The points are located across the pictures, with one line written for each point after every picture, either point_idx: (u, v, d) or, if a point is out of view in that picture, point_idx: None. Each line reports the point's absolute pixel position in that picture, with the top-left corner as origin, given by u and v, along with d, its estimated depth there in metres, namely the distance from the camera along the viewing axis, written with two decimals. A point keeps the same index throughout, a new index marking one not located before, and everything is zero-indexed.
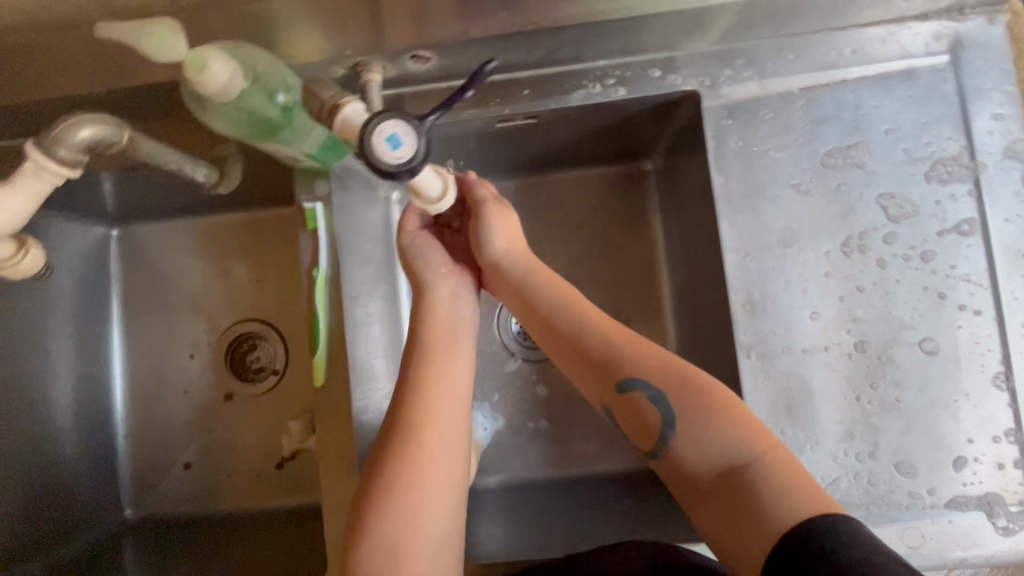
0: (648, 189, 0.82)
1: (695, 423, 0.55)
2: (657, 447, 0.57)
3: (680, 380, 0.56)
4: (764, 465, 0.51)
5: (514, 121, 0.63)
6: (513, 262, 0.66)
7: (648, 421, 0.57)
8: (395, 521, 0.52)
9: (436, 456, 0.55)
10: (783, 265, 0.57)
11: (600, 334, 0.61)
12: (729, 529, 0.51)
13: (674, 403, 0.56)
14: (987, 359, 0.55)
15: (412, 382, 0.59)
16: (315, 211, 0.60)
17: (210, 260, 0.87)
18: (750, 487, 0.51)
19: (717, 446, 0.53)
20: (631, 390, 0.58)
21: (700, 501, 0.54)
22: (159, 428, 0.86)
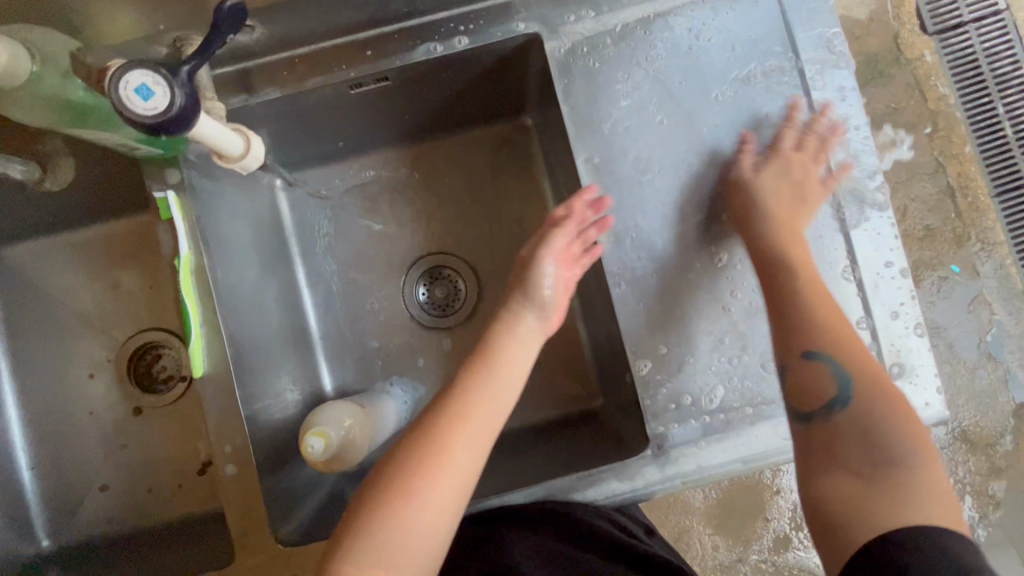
0: (532, 144, 0.83)
1: (873, 411, 0.52)
2: (814, 410, 0.53)
3: (871, 372, 0.53)
4: (915, 473, 0.49)
5: (368, 85, 0.63)
6: (768, 215, 0.59)
7: (823, 390, 0.54)
8: (385, 542, 0.49)
9: (449, 479, 0.52)
10: (641, 193, 0.59)
11: (813, 303, 0.56)
12: (846, 514, 0.48)
13: (855, 383, 0.53)
14: (834, 256, 0.59)
15: (459, 393, 0.56)
16: (167, 199, 0.58)
17: (97, 274, 0.84)
18: (901, 487, 0.48)
19: (879, 443, 0.50)
20: (816, 359, 0.54)
21: (830, 473, 0.51)
22: (67, 454, 0.82)
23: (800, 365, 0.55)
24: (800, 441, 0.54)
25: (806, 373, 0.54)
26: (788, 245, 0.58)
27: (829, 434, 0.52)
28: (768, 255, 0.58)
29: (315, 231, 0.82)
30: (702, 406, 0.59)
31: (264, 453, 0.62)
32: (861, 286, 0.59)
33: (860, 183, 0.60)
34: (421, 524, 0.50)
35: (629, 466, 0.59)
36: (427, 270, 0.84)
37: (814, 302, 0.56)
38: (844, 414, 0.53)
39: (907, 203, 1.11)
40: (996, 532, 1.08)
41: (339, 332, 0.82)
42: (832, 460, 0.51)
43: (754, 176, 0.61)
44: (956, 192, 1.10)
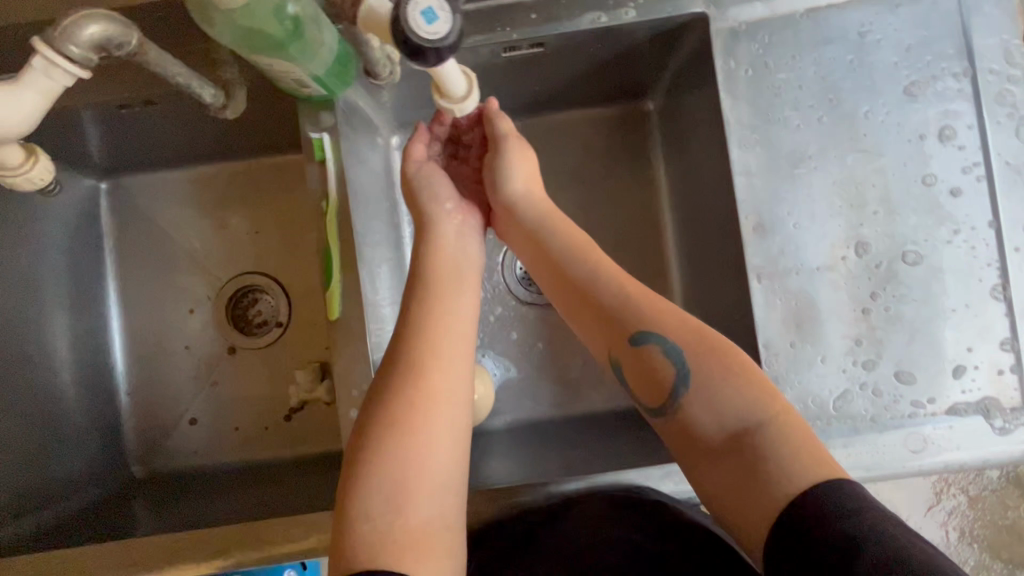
0: (649, 129, 0.83)
1: (708, 379, 0.56)
2: (665, 404, 0.58)
3: (696, 338, 0.58)
4: (773, 429, 0.53)
5: (519, 50, 0.63)
6: (529, 202, 0.69)
7: (658, 373, 0.58)
8: (400, 473, 0.53)
9: (437, 419, 0.56)
10: (792, 185, 0.58)
11: (615, 286, 0.62)
12: (738, 484, 0.53)
13: (683, 355, 0.57)
14: (985, 272, 0.57)
15: (420, 332, 0.60)
16: (323, 140, 0.58)
17: (206, 212, 0.85)
18: (760, 452, 0.52)
19: (730, 408, 0.55)
20: (646, 343, 0.59)
21: (707, 463, 0.55)
22: (161, 385, 0.84)
23: (629, 352, 0.60)
24: (664, 434, 0.58)
25: (637, 361, 0.59)
26: (550, 224, 0.67)
27: (682, 419, 0.57)
28: (545, 241, 0.66)
29: None
30: (830, 409, 0.57)
31: None
32: (1009, 307, 0.57)
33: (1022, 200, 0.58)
34: (428, 458, 0.54)
35: None
36: None
37: (620, 295, 0.61)
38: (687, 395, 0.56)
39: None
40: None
41: None
42: (702, 445, 0.55)
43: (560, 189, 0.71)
44: None
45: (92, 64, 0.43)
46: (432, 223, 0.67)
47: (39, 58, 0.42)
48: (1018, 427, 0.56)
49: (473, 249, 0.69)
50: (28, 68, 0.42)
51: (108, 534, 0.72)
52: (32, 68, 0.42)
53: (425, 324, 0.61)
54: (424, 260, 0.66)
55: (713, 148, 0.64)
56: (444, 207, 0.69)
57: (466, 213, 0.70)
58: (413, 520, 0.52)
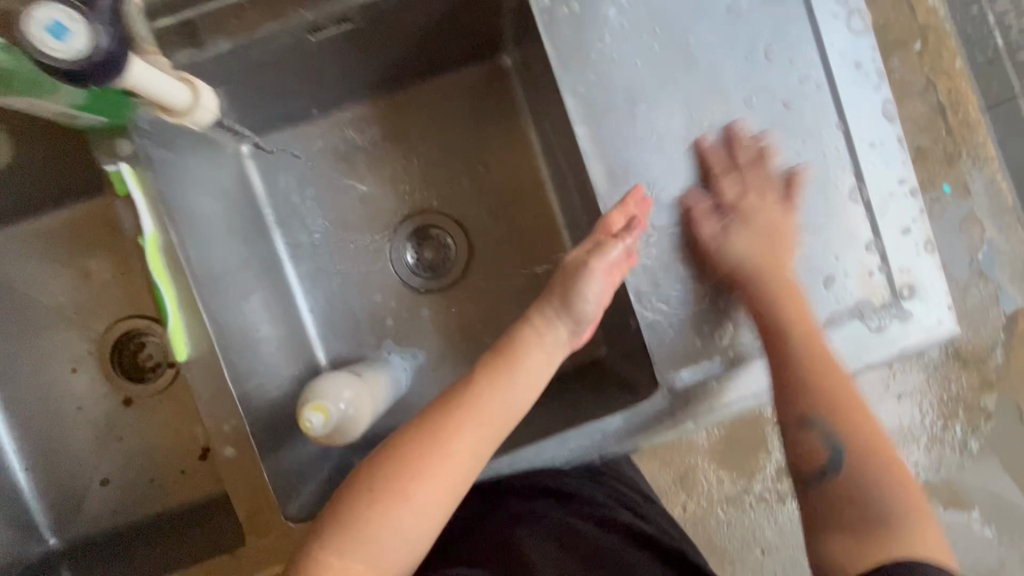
0: (511, 84, 0.78)
1: (859, 462, 0.56)
2: (823, 477, 0.57)
3: (866, 439, 0.57)
4: (908, 521, 0.53)
5: (328, 30, 0.58)
6: (746, 268, 0.57)
7: (817, 457, 0.57)
8: (377, 533, 0.49)
9: (435, 496, 0.51)
10: (635, 124, 0.55)
11: (831, 358, 0.56)
12: (848, 542, 0.53)
13: (847, 452, 0.56)
14: (840, 176, 0.56)
15: (465, 409, 0.53)
16: (121, 172, 0.53)
17: (63, 264, 0.79)
18: (893, 538, 0.52)
19: (875, 495, 0.55)
20: (813, 425, 0.57)
21: (826, 531, 0.55)
22: (61, 452, 0.80)
23: (796, 428, 0.58)
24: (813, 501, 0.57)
25: (804, 450, 0.58)
26: (783, 293, 0.55)
27: (834, 493, 0.56)
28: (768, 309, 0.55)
29: (290, 199, 0.78)
30: (711, 345, 0.57)
31: (262, 431, 0.60)
32: (869, 207, 0.57)
33: (864, 95, 0.56)
34: (408, 526, 0.50)
35: (641, 412, 0.58)
36: (414, 230, 0.79)
37: (808, 362, 0.55)
38: (840, 479, 0.56)
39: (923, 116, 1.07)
40: (997, 444, 1.08)
41: (328, 301, 0.78)
42: (836, 514, 0.55)
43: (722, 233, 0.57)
44: (950, 108, 1.06)
45: None
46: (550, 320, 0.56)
47: None
48: (891, 322, 0.57)
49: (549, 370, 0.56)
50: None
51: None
52: None
53: (472, 400, 0.53)
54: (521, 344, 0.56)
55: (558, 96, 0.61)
56: (557, 318, 0.56)
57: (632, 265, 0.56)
58: None
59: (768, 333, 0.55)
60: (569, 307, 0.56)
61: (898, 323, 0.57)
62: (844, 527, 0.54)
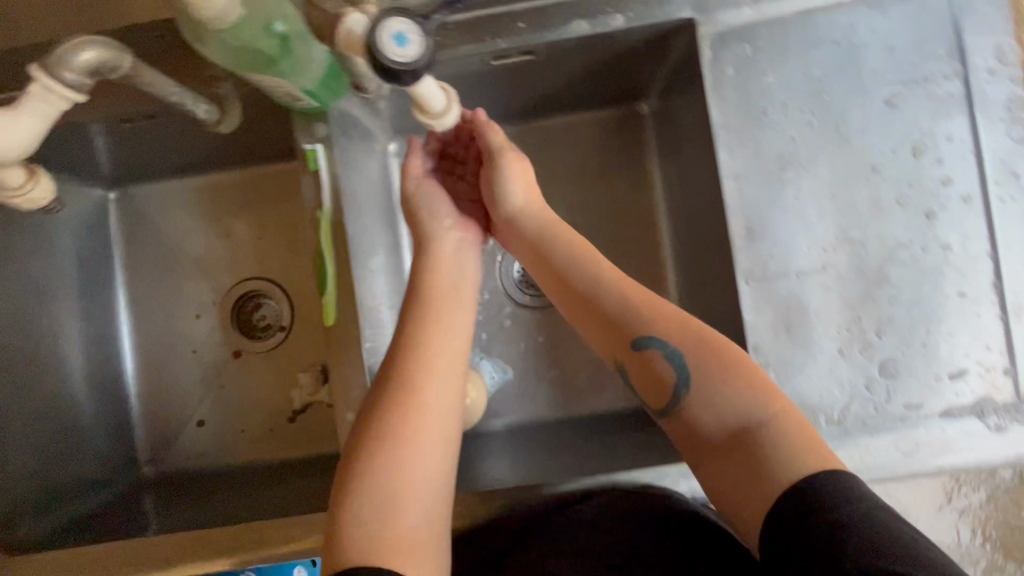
0: (644, 130, 0.83)
1: (711, 382, 0.56)
2: (668, 402, 0.58)
3: (698, 342, 0.57)
4: (773, 428, 0.53)
5: (510, 58, 0.63)
6: (524, 216, 0.69)
7: (659, 375, 0.59)
8: (382, 475, 0.53)
9: (424, 435, 0.56)
10: (781, 190, 0.58)
11: (615, 292, 0.62)
12: (736, 481, 0.53)
13: (688, 365, 0.57)
14: (979, 272, 0.57)
15: (412, 347, 0.60)
16: (315, 152, 0.59)
17: (210, 220, 0.87)
18: (759, 450, 0.52)
19: (730, 407, 0.55)
20: (649, 347, 0.59)
21: (707, 462, 0.55)
22: (170, 388, 0.87)
23: (632, 357, 0.61)
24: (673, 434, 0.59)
25: (641, 367, 0.60)
26: (550, 234, 0.67)
27: (687, 422, 0.57)
28: (551, 256, 0.66)
29: None
30: (824, 412, 0.58)
31: None
32: (1003, 309, 0.57)
33: (1014, 200, 0.57)
34: (416, 471, 0.54)
35: None
36: None
37: (619, 297, 0.62)
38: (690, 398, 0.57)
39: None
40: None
41: None
42: (707, 445, 0.56)
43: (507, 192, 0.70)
44: None
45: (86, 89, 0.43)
46: (429, 239, 0.69)
47: (39, 86, 0.41)
48: (1010, 424, 0.57)
49: (468, 272, 0.69)
50: (20, 97, 0.41)
51: (113, 535, 0.74)
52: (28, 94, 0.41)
53: (416, 340, 0.61)
54: (418, 276, 0.67)
55: (704, 151, 0.64)
56: (432, 230, 0.70)
57: (463, 229, 0.71)
58: (398, 528, 0.51)
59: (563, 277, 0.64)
60: (423, 221, 0.71)
61: (1018, 428, 0.57)
62: (721, 456, 0.55)
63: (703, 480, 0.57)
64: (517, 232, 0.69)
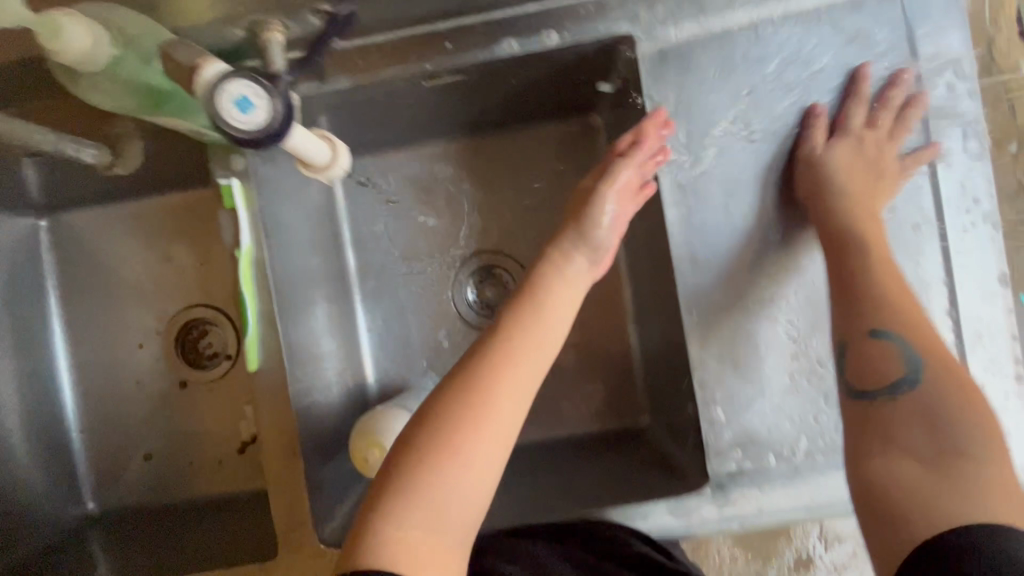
0: (599, 143, 0.79)
1: (937, 396, 0.49)
2: (870, 393, 0.51)
3: (933, 344, 0.51)
4: (995, 472, 0.45)
5: (441, 78, 0.59)
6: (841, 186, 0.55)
7: (883, 371, 0.51)
8: (430, 488, 0.48)
9: (485, 455, 0.49)
10: (726, 217, 0.55)
11: (887, 276, 0.53)
12: (909, 497, 0.46)
13: (922, 363, 0.50)
14: (934, 299, 0.54)
15: (502, 347, 0.53)
16: (231, 186, 0.56)
17: (149, 245, 0.83)
18: (959, 476, 0.45)
19: (944, 435, 0.48)
20: (884, 338, 0.52)
21: (875, 462, 0.49)
22: (115, 421, 0.84)
23: (864, 342, 0.52)
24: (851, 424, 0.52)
25: (868, 355, 0.52)
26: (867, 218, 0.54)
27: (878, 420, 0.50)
28: (835, 211, 0.55)
29: (367, 220, 0.80)
30: (772, 447, 0.55)
31: (311, 450, 0.62)
32: (959, 337, 0.54)
33: (968, 222, 0.54)
34: (460, 491, 0.48)
35: (685, 502, 0.57)
36: (479, 268, 0.80)
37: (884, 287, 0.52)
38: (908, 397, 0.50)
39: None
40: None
41: (386, 323, 0.80)
42: (911, 458, 0.48)
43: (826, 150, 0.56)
44: None
45: None
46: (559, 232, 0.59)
47: None
48: None
49: (578, 284, 0.58)
50: None
51: None
52: None
53: (504, 340, 0.53)
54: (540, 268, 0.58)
55: (849, 174, 0.56)
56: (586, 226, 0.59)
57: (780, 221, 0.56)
58: (424, 546, 0.47)
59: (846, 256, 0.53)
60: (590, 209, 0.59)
61: None
62: (923, 475, 0.47)
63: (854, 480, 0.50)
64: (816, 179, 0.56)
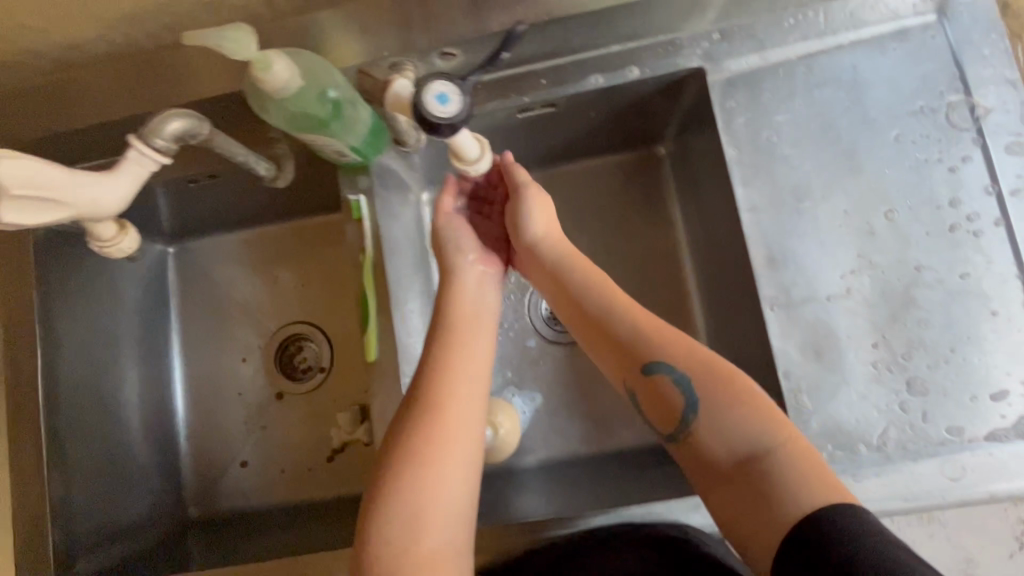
0: (662, 170, 0.87)
1: (721, 408, 0.57)
2: (677, 428, 0.59)
3: (704, 367, 0.59)
4: (784, 454, 0.54)
5: (535, 110, 0.69)
6: (550, 241, 0.69)
7: (670, 403, 0.59)
8: (418, 496, 0.55)
9: (452, 472, 0.57)
10: (796, 217, 0.61)
11: (629, 319, 0.63)
12: (743, 512, 0.54)
13: (697, 388, 0.59)
14: (1010, 293, 0.57)
15: (441, 366, 0.61)
16: (359, 202, 0.65)
17: (257, 269, 0.94)
18: (768, 478, 0.54)
19: (737, 436, 0.56)
20: (658, 372, 0.60)
21: (722, 483, 0.56)
22: (217, 429, 0.91)
23: (641, 380, 0.61)
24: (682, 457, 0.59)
25: (650, 391, 0.61)
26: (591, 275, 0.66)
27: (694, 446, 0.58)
28: (568, 275, 0.67)
29: None
30: (861, 437, 0.57)
31: None
32: None
33: None
34: (444, 493, 0.56)
35: None
36: None
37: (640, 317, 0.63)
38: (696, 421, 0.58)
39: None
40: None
41: None
42: (715, 469, 0.57)
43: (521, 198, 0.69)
44: None
45: (172, 152, 0.52)
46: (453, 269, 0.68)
47: (134, 150, 0.50)
48: None
49: (489, 298, 0.68)
50: (121, 161, 0.50)
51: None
52: (127, 157, 0.50)
53: (443, 361, 0.61)
54: (444, 295, 0.67)
55: (547, 227, 0.70)
56: (457, 263, 0.69)
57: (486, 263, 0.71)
58: (427, 547, 0.54)
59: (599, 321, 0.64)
60: (450, 248, 0.70)
61: None
62: (728, 481, 0.56)
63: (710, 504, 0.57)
64: (533, 256, 0.69)
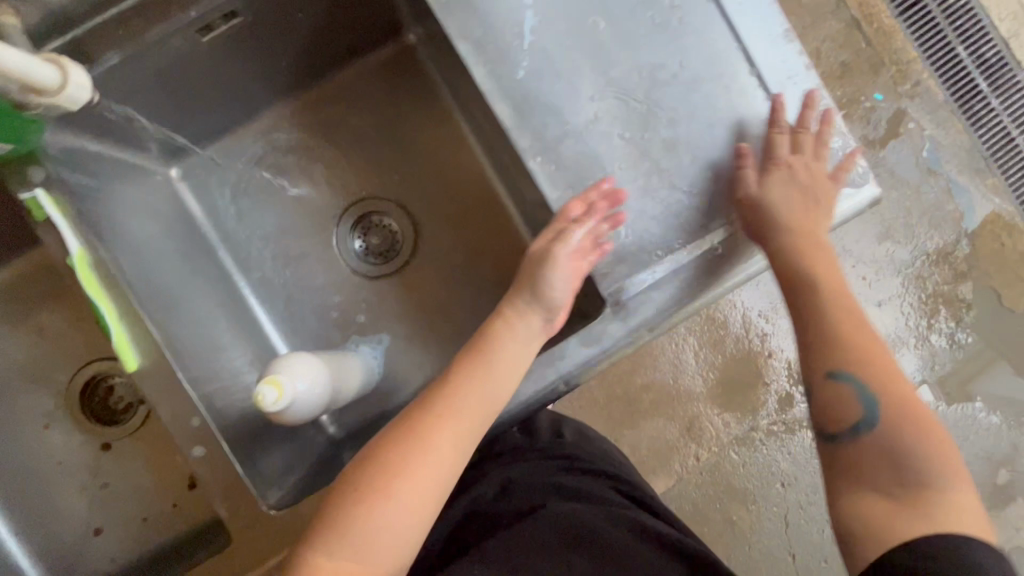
0: (420, 59, 0.80)
1: (902, 436, 0.53)
2: (839, 432, 0.55)
3: (904, 405, 0.54)
4: (951, 489, 0.51)
5: (218, 28, 0.60)
6: (777, 207, 0.58)
7: (851, 412, 0.55)
8: (365, 524, 0.50)
9: (404, 505, 0.51)
10: (525, 56, 0.57)
11: (837, 323, 0.58)
12: (875, 532, 0.50)
13: (881, 409, 0.54)
14: (735, 65, 0.58)
15: (429, 405, 0.56)
16: (37, 198, 0.53)
17: (15, 324, 0.79)
18: (932, 501, 0.50)
19: (909, 462, 0.52)
20: (844, 381, 0.56)
21: (858, 494, 0.53)
22: (50, 510, 0.79)
23: (823, 383, 0.57)
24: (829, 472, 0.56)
25: (835, 396, 0.56)
26: (807, 238, 0.59)
27: (859, 452, 0.54)
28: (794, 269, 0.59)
29: (229, 214, 0.79)
30: (651, 251, 0.58)
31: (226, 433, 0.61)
32: (767, 90, 0.58)
33: None
34: (395, 527, 0.51)
35: (591, 329, 0.57)
36: (357, 219, 0.81)
37: (840, 333, 0.57)
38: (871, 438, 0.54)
39: (819, 46, 1.18)
40: (974, 331, 1.17)
41: (287, 303, 0.80)
42: (868, 482, 0.53)
43: (761, 189, 0.58)
44: (864, 20, 1.18)
45: None
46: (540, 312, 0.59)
47: None
48: None
49: (529, 346, 0.59)
50: None
51: None
52: None
53: (447, 390, 0.56)
54: (489, 330, 0.60)
55: (790, 205, 0.59)
56: (530, 312, 0.59)
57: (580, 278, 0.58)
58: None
59: (808, 283, 0.59)
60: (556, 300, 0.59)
61: (821, 195, 0.58)
62: (882, 492, 0.52)
63: (839, 511, 0.54)
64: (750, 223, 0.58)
